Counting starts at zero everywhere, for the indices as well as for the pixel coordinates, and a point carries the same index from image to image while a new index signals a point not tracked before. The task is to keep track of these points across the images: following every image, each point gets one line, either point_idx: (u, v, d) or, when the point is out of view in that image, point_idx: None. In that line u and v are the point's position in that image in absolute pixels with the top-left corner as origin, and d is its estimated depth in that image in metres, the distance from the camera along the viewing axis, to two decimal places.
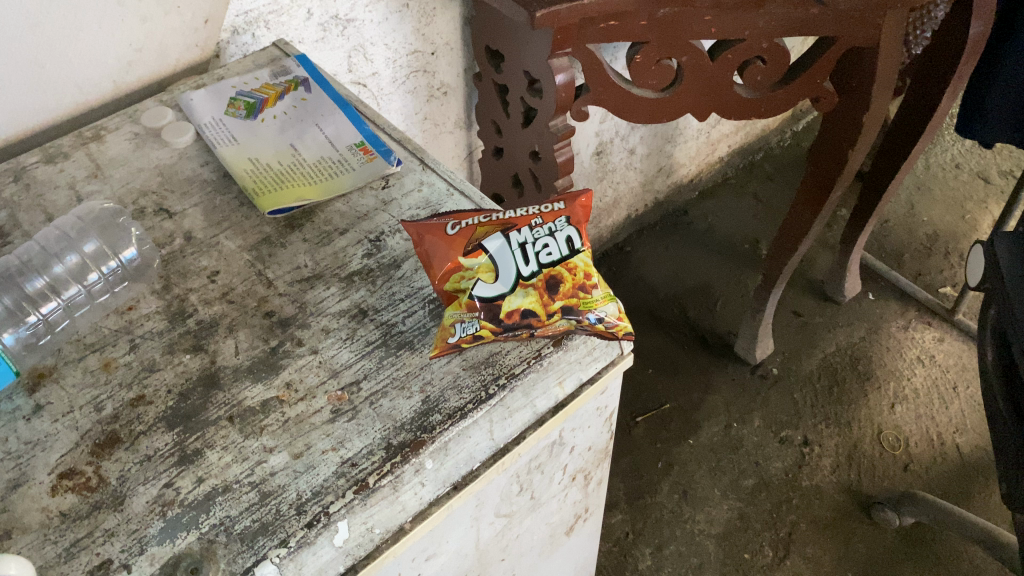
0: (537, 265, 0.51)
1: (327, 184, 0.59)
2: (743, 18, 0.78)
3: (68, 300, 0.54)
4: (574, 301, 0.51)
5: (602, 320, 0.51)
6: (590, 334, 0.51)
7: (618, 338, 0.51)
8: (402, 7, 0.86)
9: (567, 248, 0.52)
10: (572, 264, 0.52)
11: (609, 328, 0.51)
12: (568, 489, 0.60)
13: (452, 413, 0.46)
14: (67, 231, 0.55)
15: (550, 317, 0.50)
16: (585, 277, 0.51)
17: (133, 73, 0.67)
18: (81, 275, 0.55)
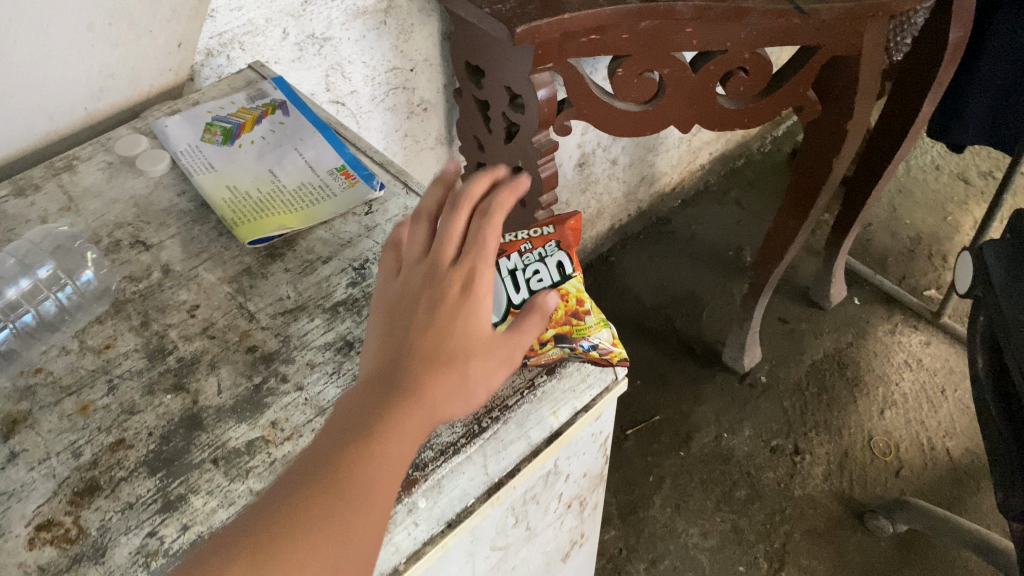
0: (529, 292, 0.50)
1: (308, 212, 0.58)
2: (726, 29, 0.77)
3: (18, 323, 0.52)
4: (567, 329, 0.51)
5: (596, 346, 0.50)
6: (583, 360, 0.50)
7: (612, 365, 0.51)
8: (379, 24, 0.84)
9: (559, 274, 0.52)
10: (564, 291, 0.52)
11: (603, 355, 0.51)
12: (563, 516, 0.59)
13: (445, 449, 0.45)
14: (23, 258, 0.54)
15: (543, 346, 0.50)
16: (577, 304, 0.52)
17: (104, 99, 0.66)
18: (37, 300, 0.53)
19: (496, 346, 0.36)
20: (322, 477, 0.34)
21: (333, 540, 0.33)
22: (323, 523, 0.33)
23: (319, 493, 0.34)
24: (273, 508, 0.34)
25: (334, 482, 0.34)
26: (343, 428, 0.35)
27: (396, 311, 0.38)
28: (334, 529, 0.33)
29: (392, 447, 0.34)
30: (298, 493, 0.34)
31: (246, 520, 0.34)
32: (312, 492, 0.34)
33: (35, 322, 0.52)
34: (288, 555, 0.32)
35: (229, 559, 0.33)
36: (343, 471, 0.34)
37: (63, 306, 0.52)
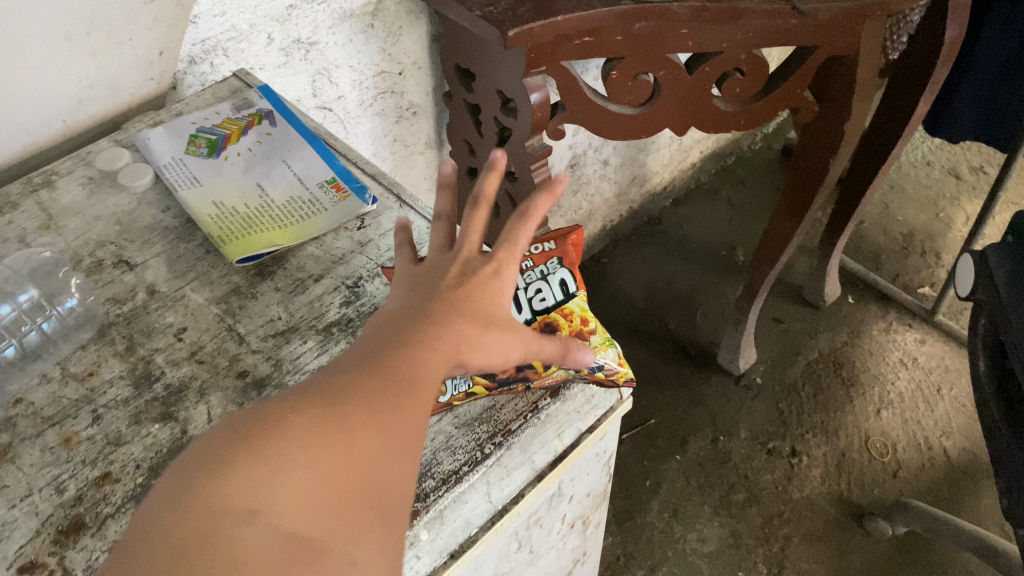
0: (531, 313, 0.50)
1: (298, 227, 0.56)
2: (721, 30, 0.75)
3: None
4: None
5: (602, 367, 0.49)
6: (588, 382, 0.49)
7: (618, 387, 0.49)
8: (367, 28, 0.82)
9: (562, 293, 0.51)
10: (568, 310, 0.51)
11: (609, 376, 0.49)
12: (566, 536, 0.58)
13: (447, 478, 0.43)
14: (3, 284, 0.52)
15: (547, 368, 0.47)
16: (581, 323, 0.50)
17: (84, 111, 0.63)
18: (17, 331, 0.50)
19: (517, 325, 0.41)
20: (373, 372, 0.35)
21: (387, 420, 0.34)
22: (378, 405, 0.34)
23: (370, 383, 0.35)
24: (326, 390, 0.34)
25: (387, 376, 0.35)
26: (386, 341, 0.37)
27: (427, 279, 0.41)
28: (388, 411, 0.34)
29: (437, 363, 0.37)
30: (349, 381, 0.35)
31: (297, 394, 0.34)
32: (364, 382, 0.35)
33: (15, 352, 0.49)
34: (346, 422, 0.33)
35: (286, 418, 0.33)
36: (393, 370, 0.36)
37: (45, 333, 0.50)
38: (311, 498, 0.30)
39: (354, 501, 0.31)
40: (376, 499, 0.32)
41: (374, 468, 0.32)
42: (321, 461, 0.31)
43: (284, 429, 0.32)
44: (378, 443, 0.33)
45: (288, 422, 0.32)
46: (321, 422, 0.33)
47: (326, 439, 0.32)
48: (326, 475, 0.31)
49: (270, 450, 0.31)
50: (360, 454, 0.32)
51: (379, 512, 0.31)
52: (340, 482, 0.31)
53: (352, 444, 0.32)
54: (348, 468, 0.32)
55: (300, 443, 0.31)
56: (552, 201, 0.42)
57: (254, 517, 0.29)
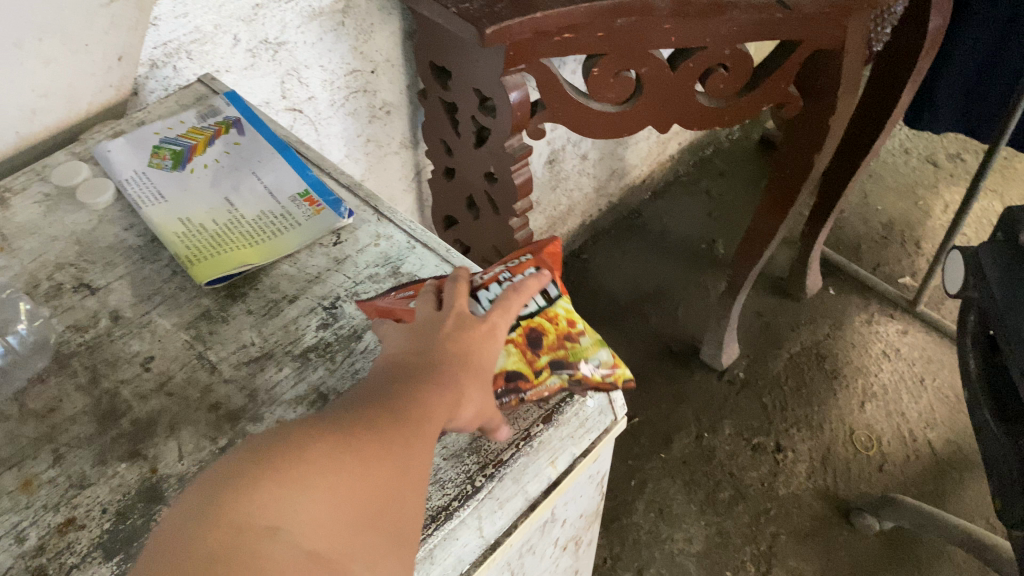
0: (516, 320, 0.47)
1: (271, 244, 0.53)
2: (705, 27, 0.73)
3: None
4: (562, 353, 0.46)
5: (596, 368, 0.46)
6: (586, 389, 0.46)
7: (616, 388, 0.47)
8: (337, 26, 0.79)
9: (543, 301, 0.49)
10: (551, 315, 0.49)
11: (606, 378, 0.47)
12: (559, 558, 0.56)
13: (435, 514, 0.40)
14: None
15: (540, 374, 0.45)
16: (568, 325, 0.49)
17: (37, 122, 0.60)
18: None
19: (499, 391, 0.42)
20: (382, 411, 0.36)
21: (398, 455, 0.34)
22: (389, 441, 0.35)
23: (380, 418, 0.36)
24: (339, 421, 0.35)
25: (395, 415, 0.36)
26: (395, 384, 0.38)
27: (422, 332, 0.41)
28: (398, 448, 0.35)
29: (439, 409, 0.37)
30: (360, 415, 0.35)
31: (312, 421, 0.35)
32: (375, 417, 0.35)
33: None
34: (361, 454, 0.33)
35: (305, 442, 0.33)
36: (401, 411, 0.36)
37: None
38: (328, 523, 0.30)
39: (365, 530, 0.31)
40: (385, 529, 0.32)
41: (385, 499, 0.33)
42: (337, 487, 0.31)
43: (302, 452, 0.32)
44: (390, 476, 0.33)
45: (306, 445, 0.33)
46: (337, 450, 0.33)
47: (342, 466, 0.32)
48: (342, 501, 0.31)
49: (291, 471, 0.31)
50: (375, 487, 0.33)
51: (388, 541, 0.32)
52: (355, 510, 0.31)
53: (366, 476, 0.33)
54: (363, 498, 0.32)
55: (320, 467, 0.32)
56: (538, 289, 0.46)
57: (274, 533, 0.29)
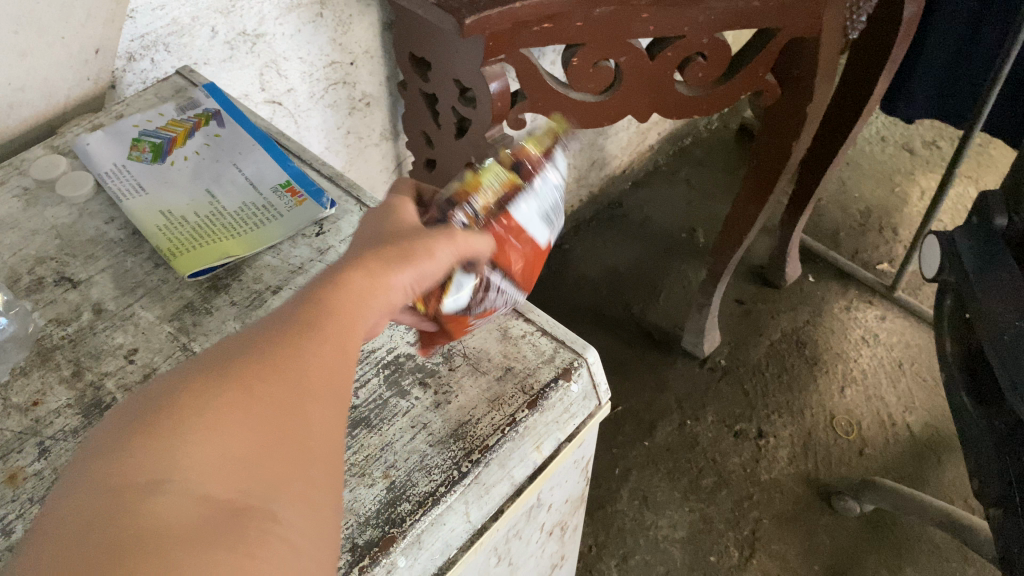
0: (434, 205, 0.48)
1: (253, 236, 0.53)
2: (683, 14, 0.73)
3: None
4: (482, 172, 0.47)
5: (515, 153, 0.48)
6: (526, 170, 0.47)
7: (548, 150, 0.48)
8: (316, 17, 0.78)
9: None
10: None
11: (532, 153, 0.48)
12: (545, 544, 0.56)
13: (423, 500, 0.41)
14: None
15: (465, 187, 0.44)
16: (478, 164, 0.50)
17: (14, 115, 0.59)
18: None
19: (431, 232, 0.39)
20: (274, 331, 0.32)
21: (298, 369, 0.31)
22: (281, 359, 0.31)
23: (271, 338, 0.32)
24: (223, 354, 0.31)
25: (298, 324, 0.32)
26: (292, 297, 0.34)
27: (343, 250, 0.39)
28: (298, 363, 0.31)
29: (348, 303, 0.34)
30: (252, 341, 0.32)
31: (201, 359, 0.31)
32: (267, 339, 0.32)
33: None
34: (247, 382, 0.30)
35: (181, 387, 0.29)
36: (298, 322, 0.33)
37: None
38: (223, 461, 0.27)
39: (273, 458, 0.28)
40: (300, 453, 0.29)
41: (291, 421, 0.29)
42: (232, 423, 0.28)
43: (176, 399, 0.28)
44: (291, 396, 0.30)
45: (188, 387, 0.29)
46: (220, 385, 0.29)
47: (232, 397, 0.29)
48: (237, 436, 0.28)
49: (167, 421, 0.28)
50: (277, 409, 0.29)
51: (305, 462, 0.29)
52: (258, 440, 0.28)
53: (259, 403, 0.29)
54: (261, 427, 0.28)
55: (211, 404, 0.28)
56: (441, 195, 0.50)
57: (160, 485, 0.25)
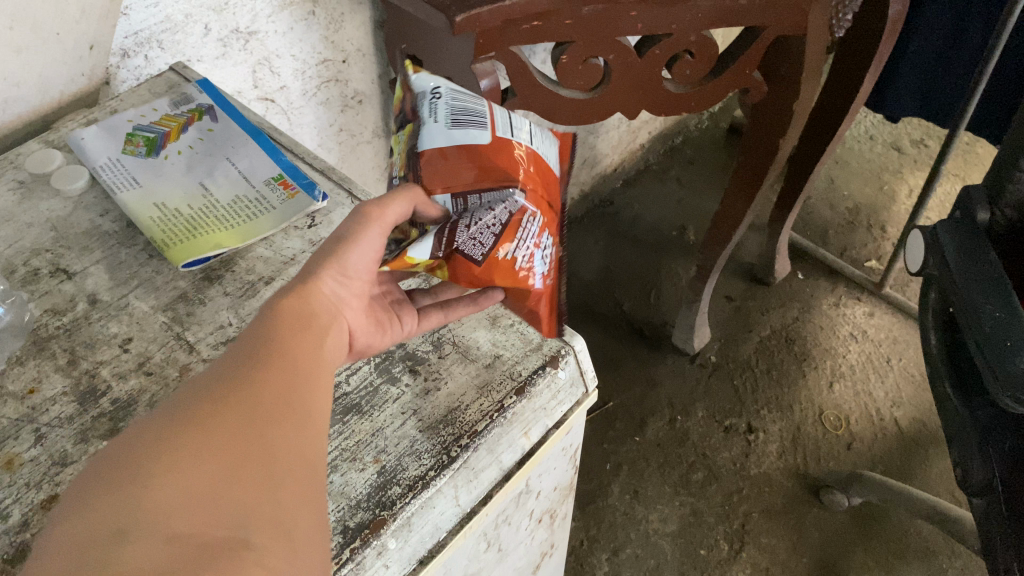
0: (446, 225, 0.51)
1: (246, 228, 0.54)
2: (671, 12, 0.74)
3: None
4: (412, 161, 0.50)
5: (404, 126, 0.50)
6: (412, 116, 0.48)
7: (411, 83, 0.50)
8: (308, 15, 0.79)
9: None
10: None
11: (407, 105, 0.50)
12: (534, 531, 0.57)
13: (413, 484, 0.42)
14: None
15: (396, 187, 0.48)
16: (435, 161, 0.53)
17: (10, 110, 0.60)
18: None
19: (347, 222, 0.43)
20: (224, 372, 0.34)
21: (246, 400, 0.32)
22: (235, 395, 0.32)
23: (223, 378, 0.33)
24: (169, 404, 0.32)
25: (244, 365, 0.34)
26: (239, 339, 0.36)
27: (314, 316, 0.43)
28: (246, 397, 0.32)
29: (287, 338, 0.36)
30: (196, 388, 0.33)
31: (152, 413, 0.32)
32: (218, 380, 0.33)
33: None
34: (203, 419, 0.31)
35: (137, 437, 0.30)
36: (247, 362, 0.34)
37: None
38: (188, 495, 0.28)
39: (235, 485, 0.29)
40: (262, 476, 0.30)
41: (246, 445, 0.30)
42: (187, 461, 0.29)
43: (134, 449, 0.29)
44: (245, 426, 0.31)
45: (139, 441, 0.30)
46: (175, 427, 0.30)
47: (184, 438, 0.30)
48: (193, 472, 0.29)
49: (127, 470, 0.29)
50: (232, 440, 0.30)
51: (271, 485, 0.30)
52: (216, 471, 0.29)
53: (216, 438, 0.30)
54: (223, 457, 0.30)
55: (163, 449, 0.29)
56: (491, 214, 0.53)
57: (123, 536, 0.26)
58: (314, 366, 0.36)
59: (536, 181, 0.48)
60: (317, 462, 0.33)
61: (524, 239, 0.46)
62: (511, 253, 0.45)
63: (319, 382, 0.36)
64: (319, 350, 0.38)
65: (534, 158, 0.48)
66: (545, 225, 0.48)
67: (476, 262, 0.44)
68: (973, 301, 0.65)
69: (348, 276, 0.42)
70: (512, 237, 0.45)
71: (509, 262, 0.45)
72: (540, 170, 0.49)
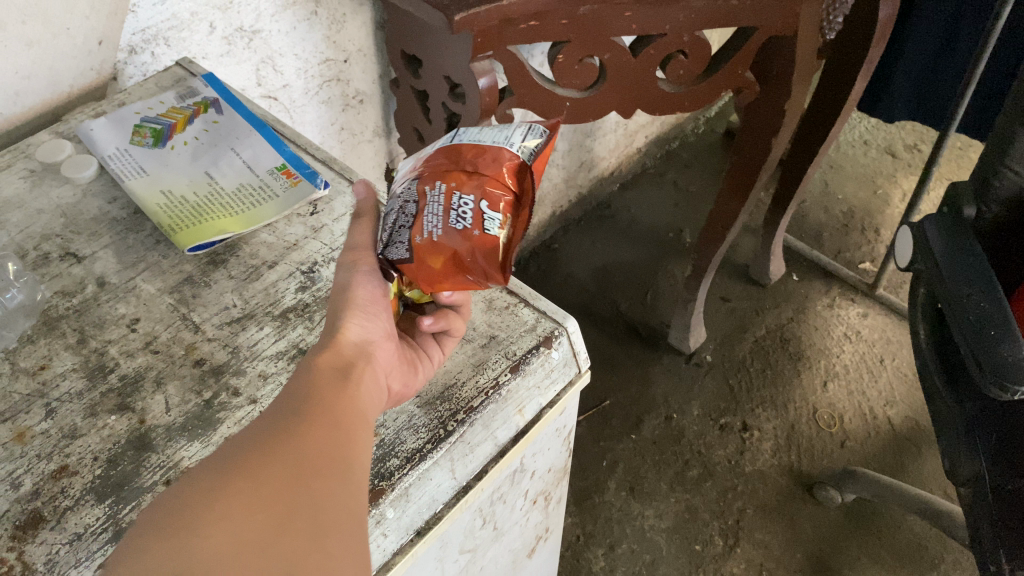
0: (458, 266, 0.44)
1: (249, 215, 0.55)
2: (664, 13, 0.75)
3: None
4: None
5: None
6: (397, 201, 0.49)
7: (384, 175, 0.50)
8: (310, 15, 0.81)
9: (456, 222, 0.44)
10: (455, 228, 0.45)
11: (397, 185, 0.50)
12: (529, 513, 0.59)
13: (410, 456, 0.43)
14: None
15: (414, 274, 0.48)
16: None
17: (20, 102, 0.62)
18: None
19: (345, 273, 0.43)
20: (271, 424, 0.34)
21: (291, 450, 0.32)
22: (282, 447, 0.32)
23: (268, 431, 0.33)
24: (217, 456, 0.32)
25: (285, 419, 0.34)
26: (282, 393, 0.36)
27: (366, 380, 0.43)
28: (289, 447, 0.33)
29: (328, 393, 0.37)
30: (241, 440, 0.33)
31: (202, 464, 0.32)
32: (266, 430, 0.33)
33: None
34: (250, 470, 0.31)
35: (187, 488, 0.30)
36: (292, 415, 0.34)
37: None
38: (235, 550, 0.28)
39: (281, 534, 0.29)
40: (309, 524, 0.30)
41: (292, 493, 0.31)
42: (232, 511, 0.29)
43: (183, 501, 0.30)
44: (291, 473, 0.31)
45: (189, 492, 0.30)
46: (223, 478, 0.30)
47: (232, 488, 0.30)
48: (238, 522, 0.29)
49: (184, 517, 0.29)
50: (278, 489, 0.30)
51: (316, 536, 0.30)
52: (260, 523, 0.29)
53: (263, 486, 0.30)
54: (270, 506, 0.30)
55: (209, 499, 0.30)
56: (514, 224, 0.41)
57: None
58: (355, 419, 0.36)
59: (446, 166, 0.42)
60: (363, 515, 0.33)
61: (433, 211, 0.40)
62: (426, 231, 0.40)
63: (359, 434, 0.36)
64: (358, 403, 0.38)
65: (451, 148, 0.43)
66: (457, 185, 0.40)
67: (405, 259, 0.41)
68: (959, 291, 0.66)
69: (369, 319, 0.42)
70: (423, 215, 0.41)
71: (428, 241, 0.40)
72: (455, 153, 0.42)
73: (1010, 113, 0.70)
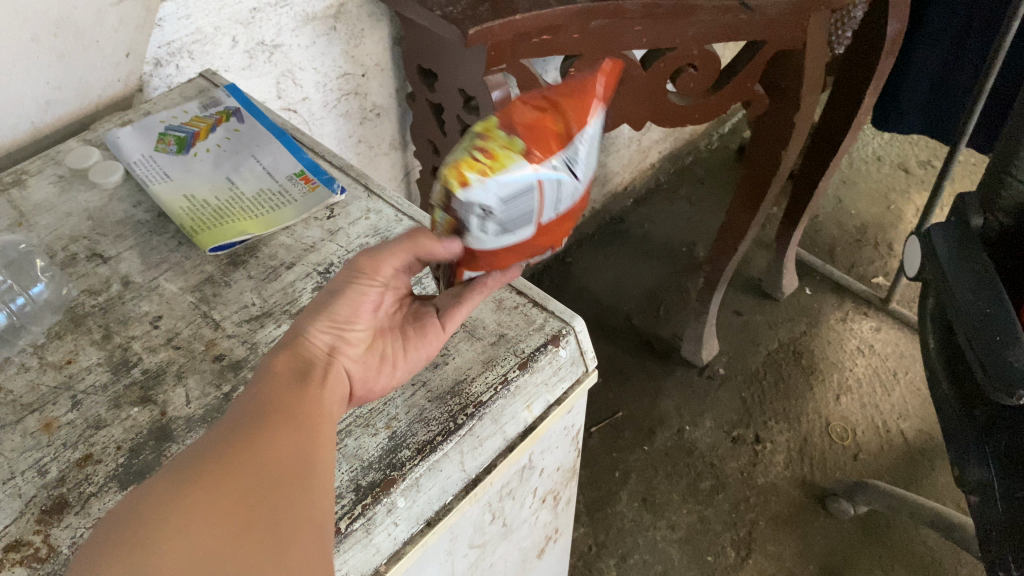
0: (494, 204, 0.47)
1: (269, 218, 0.57)
2: (674, 27, 0.77)
3: None
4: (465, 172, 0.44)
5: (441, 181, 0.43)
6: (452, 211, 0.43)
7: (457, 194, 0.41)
8: (329, 30, 0.83)
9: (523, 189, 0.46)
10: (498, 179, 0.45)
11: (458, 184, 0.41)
12: (539, 511, 0.60)
13: (421, 447, 0.44)
14: None
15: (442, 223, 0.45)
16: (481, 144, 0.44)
17: (51, 111, 0.64)
18: None
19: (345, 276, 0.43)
20: (230, 433, 0.35)
21: (247, 460, 0.33)
22: (239, 458, 0.33)
23: (227, 440, 0.34)
24: (177, 464, 0.33)
25: (241, 426, 0.35)
26: (242, 397, 0.37)
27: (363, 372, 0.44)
28: (246, 457, 0.33)
29: (290, 396, 0.37)
30: (201, 450, 0.34)
31: (160, 474, 0.33)
32: (225, 439, 0.34)
33: None
34: (207, 481, 0.32)
35: (144, 499, 0.31)
36: (252, 423, 0.35)
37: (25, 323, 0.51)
38: (193, 562, 0.29)
39: (236, 547, 0.30)
40: (265, 536, 0.31)
41: (247, 507, 0.31)
42: (187, 528, 0.30)
43: (142, 513, 0.31)
44: (246, 484, 0.32)
45: (144, 505, 0.31)
46: (180, 489, 0.31)
47: (188, 501, 0.31)
48: (194, 538, 0.30)
49: (142, 532, 0.30)
50: (234, 502, 0.31)
51: (276, 548, 0.31)
52: (214, 539, 0.30)
53: (220, 499, 0.31)
54: (225, 522, 0.31)
55: (165, 512, 0.30)
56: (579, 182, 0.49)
57: None
58: (316, 422, 0.37)
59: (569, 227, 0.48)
60: (326, 520, 0.34)
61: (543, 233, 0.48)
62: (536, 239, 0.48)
63: (322, 435, 0.37)
64: (321, 404, 0.38)
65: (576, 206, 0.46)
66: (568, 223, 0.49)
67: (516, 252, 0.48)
68: (966, 301, 0.66)
69: (340, 323, 0.42)
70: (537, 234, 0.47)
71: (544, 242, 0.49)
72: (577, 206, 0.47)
73: (1015, 124, 0.70)
